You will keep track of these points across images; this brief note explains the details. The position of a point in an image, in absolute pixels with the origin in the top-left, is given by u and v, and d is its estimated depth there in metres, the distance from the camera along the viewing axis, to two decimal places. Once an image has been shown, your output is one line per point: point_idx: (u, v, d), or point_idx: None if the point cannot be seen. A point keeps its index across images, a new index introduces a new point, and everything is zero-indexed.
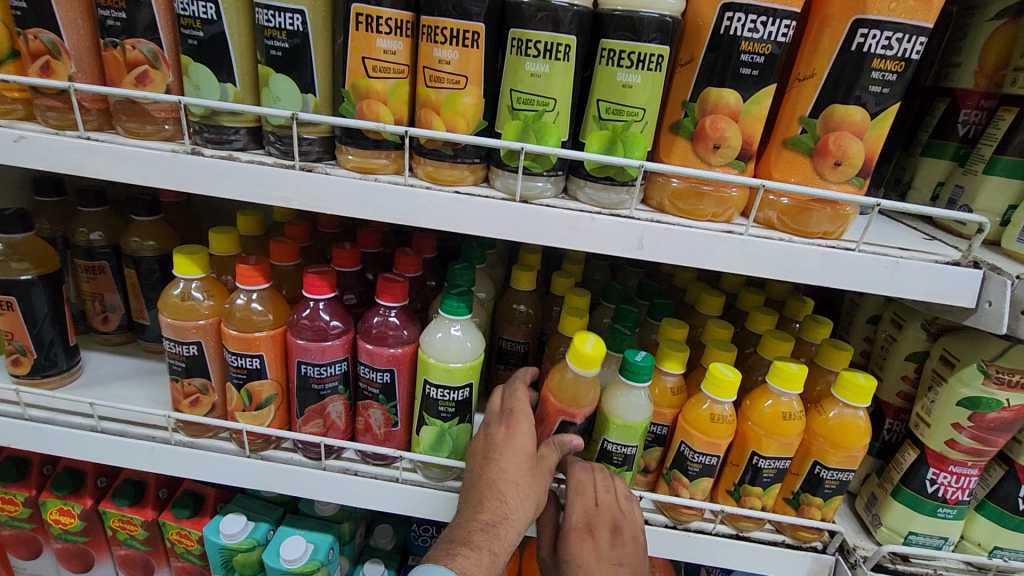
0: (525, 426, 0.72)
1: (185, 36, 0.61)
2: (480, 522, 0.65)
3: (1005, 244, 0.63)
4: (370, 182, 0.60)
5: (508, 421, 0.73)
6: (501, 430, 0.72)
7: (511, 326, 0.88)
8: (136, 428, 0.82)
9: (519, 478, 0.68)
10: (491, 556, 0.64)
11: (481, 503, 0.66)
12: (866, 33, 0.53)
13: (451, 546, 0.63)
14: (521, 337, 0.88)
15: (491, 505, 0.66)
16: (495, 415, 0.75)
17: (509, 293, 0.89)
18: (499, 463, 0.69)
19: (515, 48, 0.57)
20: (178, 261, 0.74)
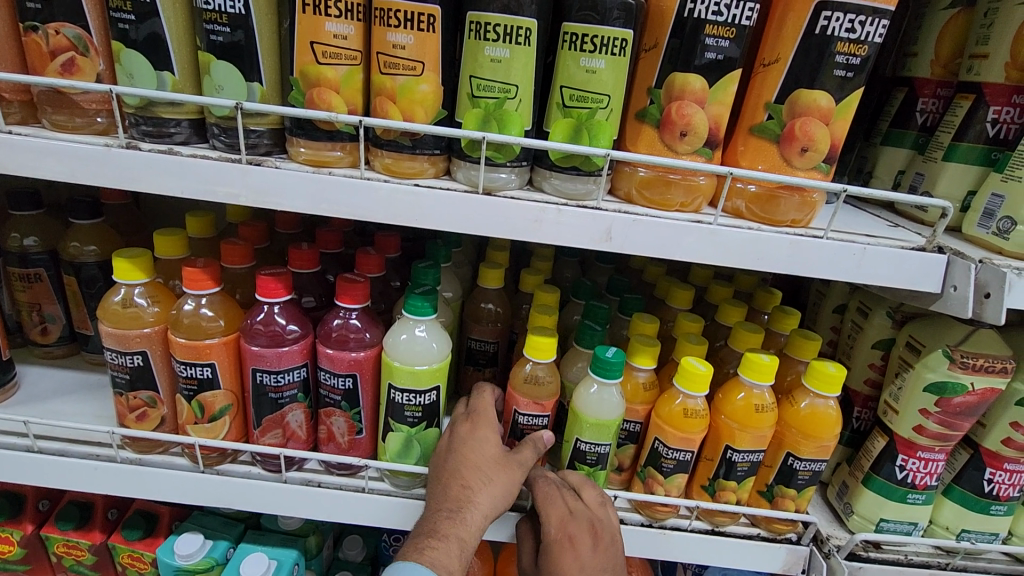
0: (487, 419, 0.72)
1: (114, 20, 0.56)
2: (444, 510, 0.64)
3: (966, 229, 0.64)
4: (323, 176, 0.57)
5: (471, 416, 0.73)
6: (464, 424, 0.72)
7: (480, 325, 0.85)
8: (77, 447, 0.76)
9: (483, 465, 0.67)
10: (459, 543, 0.63)
11: (445, 491, 0.66)
12: (829, 16, 0.53)
13: (420, 541, 0.63)
14: (489, 337, 0.85)
15: (454, 493, 0.65)
16: (461, 414, 0.74)
17: (477, 291, 0.86)
18: (462, 453, 0.68)
19: (474, 32, 0.55)
20: (118, 265, 0.68)
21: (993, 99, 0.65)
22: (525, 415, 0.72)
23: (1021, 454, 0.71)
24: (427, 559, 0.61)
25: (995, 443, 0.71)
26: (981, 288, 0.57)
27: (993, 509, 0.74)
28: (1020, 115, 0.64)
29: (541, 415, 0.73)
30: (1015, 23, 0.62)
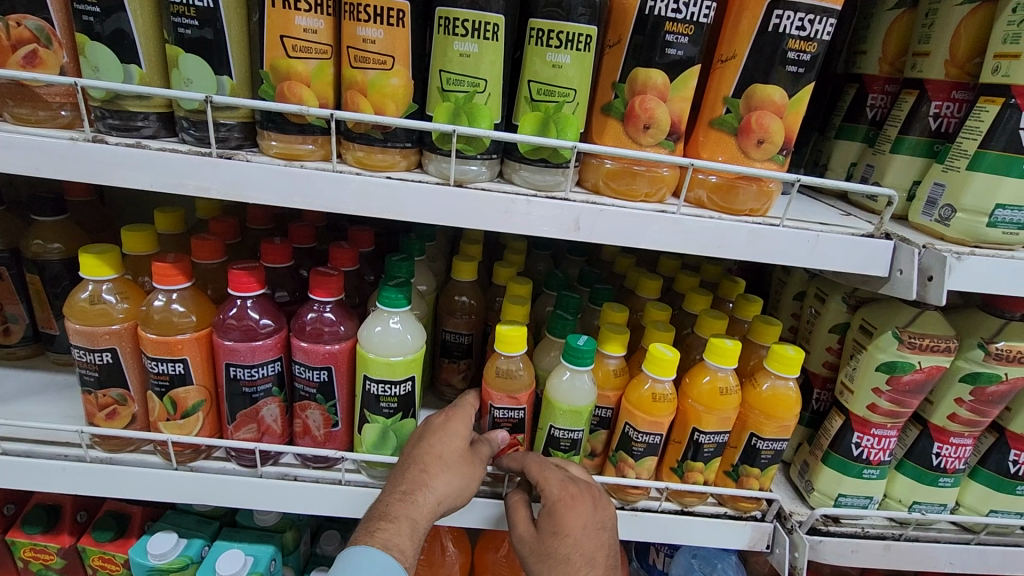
0: (463, 414, 0.73)
1: (78, 11, 0.55)
2: (398, 491, 0.66)
3: (912, 218, 0.68)
4: (296, 169, 0.58)
5: (447, 409, 0.74)
6: (440, 415, 0.73)
7: (454, 318, 0.87)
8: (45, 447, 0.75)
9: (446, 454, 0.69)
10: (410, 524, 0.64)
11: (402, 474, 0.67)
12: (780, 14, 0.55)
13: (372, 524, 0.64)
14: (463, 329, 0.87)
15: (411, 476, 0.66)
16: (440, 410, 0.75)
17: (451, 285, 0.87)
18: (428, 440, 0.70)
19: (443, 27, 0.56)
20: (85, 261, 0.67)
21: (934, 95, 0.69)
22: (501, 409, 0.74)
23: (965, 428, 0.76)
24: (378, 541, 0.62)
25: (942, 418, 0.76)
26: (925, 272, 0.61)
27: (941, 481, 0.79)
28: (960, 110, 0.68)
29: (517, 408, 0.74)
30: (953, 22, 0.66)
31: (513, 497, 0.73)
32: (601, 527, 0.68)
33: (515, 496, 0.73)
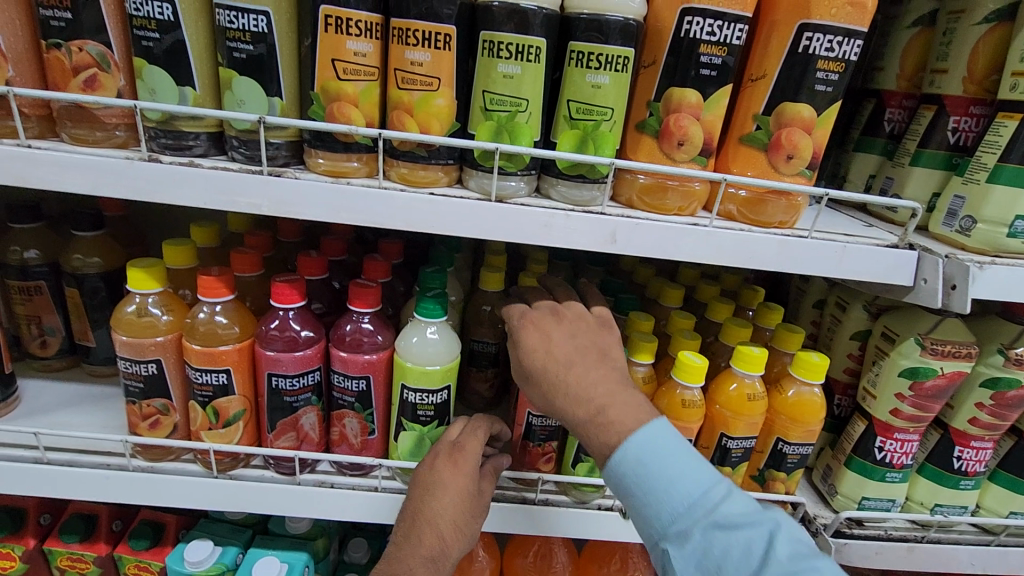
0: (470, 461, 0.71)
1: (138, 37, 0.58)
2: (419, 558, 0.67)
3: (932, 228, 0.70)
4: (343, 185, 0.60)
5: (453, 454, 0.71)
6: (445, 465, 0.70)
7: (483, 327, 0.89)
8: (87, 457, 0.76)
9: (459, 517, 0.69)
10: None
11: (420, 541, 0.67)
12: (810, 36, 0.58)
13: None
14: (491, 338, 0.89)
15: (430, 545, 0.67)
16: (444, 446, 0.72)
17: (478, 295, 0.89)
18: (438, 495, 0.69)
19: (487, 50, 0.58)
20: (133, 275, 0.69)
21: (953, 110, 0.71)
22: (538, 416, 0.77)
23: (986, 432, 0.78)
24: None
25: (963, 422, 0.78)
26: (948, 280, 0.63)
27: (962, 484, 0.81)
28: (977, 124, 0.71)
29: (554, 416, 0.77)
30: (971, 41, 0.69)
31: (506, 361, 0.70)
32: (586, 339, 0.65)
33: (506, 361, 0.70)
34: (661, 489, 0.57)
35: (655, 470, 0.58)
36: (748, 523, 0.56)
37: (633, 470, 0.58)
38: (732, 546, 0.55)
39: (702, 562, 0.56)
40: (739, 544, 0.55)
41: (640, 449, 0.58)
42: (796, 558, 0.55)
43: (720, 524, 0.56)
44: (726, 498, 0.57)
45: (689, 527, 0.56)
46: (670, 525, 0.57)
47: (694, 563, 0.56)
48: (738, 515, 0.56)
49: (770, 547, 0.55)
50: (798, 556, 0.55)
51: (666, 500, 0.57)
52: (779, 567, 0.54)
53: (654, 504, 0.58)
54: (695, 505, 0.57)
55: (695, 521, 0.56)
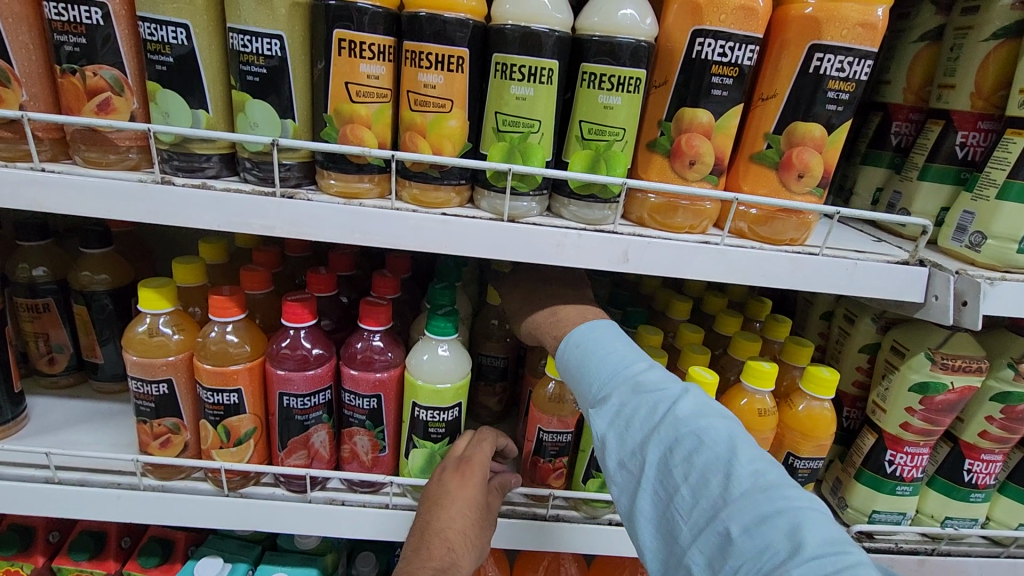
0: (478, 470, 0.71)
1: (152, 61, 0.58)
2: (430, 568, 0.62)
3: (942, 243, 0.70)
4: (356, 207, 0.60)
5: (461, 466, 0.71)
6: (454, 476, 0.70)
7: (491, 341, 0.89)
8: (97, 476, 0.76)
9: (467, 529, 0.67)
10: None
11: (429, 551, 0.64)
12: (821, 57, 0.58)
13: None
14: (498, 351, 0.89)
15: (440, 556, 0.64)
16: (452, 460, 0.72)
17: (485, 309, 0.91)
18: (450, 508, 0.67)
19: (500, 72, 0.58)
20: (145, 295, 0.69)
21: (960, 125, 0.72)
22: (549, 433, 0.77)
23: (996, 445, 0.78)
24: None
25: (973, 435, 0.78)
26: (959, 297, 0.63)
27: (973, 497, 0.81)
28: (985, 139, 0.71)
29: (565, 432, 0.77)
30: (978, 57, 0.69)
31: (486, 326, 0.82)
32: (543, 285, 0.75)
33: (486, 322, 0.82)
34: (589, 361, 0.61)
35: (587, 347, 0.62)
36: (659, 388, 0.57)
37: (575, 356, 0.63)
38: (640, 403, 0.56)
39: (618, 422, 0.57)
40: (647, 404, 0.56)
41: (580, 338, 0.63)
42: (699, 413, 0.54)
43: (638, 387, 0.57)
44: (646, 368, 0.59)
45: (609, 389, 0.58)
46: (594, 392, 0.59)
47: (609, 420, 0.57)
48: (656, 381, 0.57)
49: (675, 402, 0.55)
50: (701, 412, 0.54)
51: (593, 371, 0.60)
52: (678, 420, 0.53)
53: (582, 376, 0.61)
54: (617, 373, 0.59)
55: (614, 384, 0.58)
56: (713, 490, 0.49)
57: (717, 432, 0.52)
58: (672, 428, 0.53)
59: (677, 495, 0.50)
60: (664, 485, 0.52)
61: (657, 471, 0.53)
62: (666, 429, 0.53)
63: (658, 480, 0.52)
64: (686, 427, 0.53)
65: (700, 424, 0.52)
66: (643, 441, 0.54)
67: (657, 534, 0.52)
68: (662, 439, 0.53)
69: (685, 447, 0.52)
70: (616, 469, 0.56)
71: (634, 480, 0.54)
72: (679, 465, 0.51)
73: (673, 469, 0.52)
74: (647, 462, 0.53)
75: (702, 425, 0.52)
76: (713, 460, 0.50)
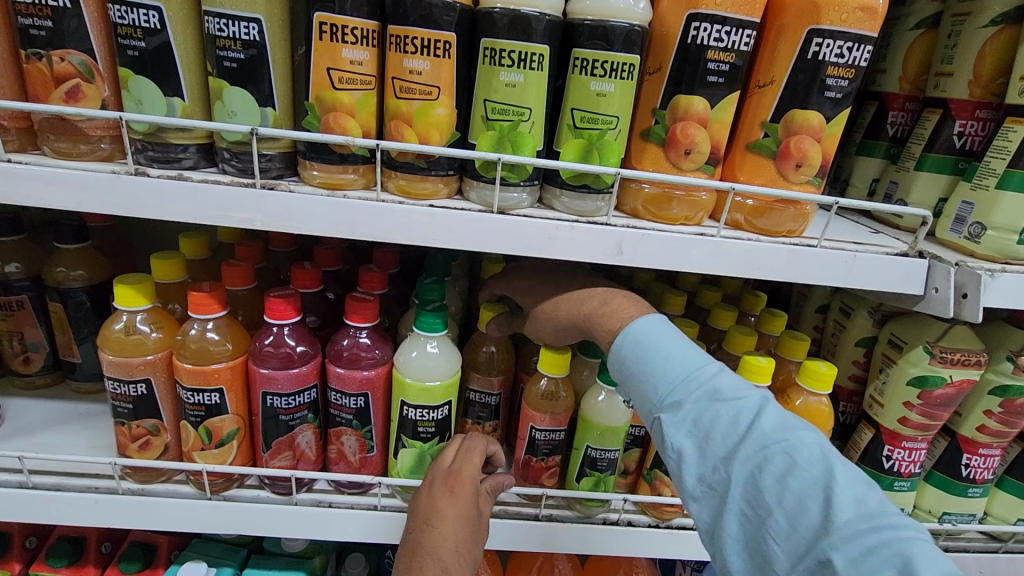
0: (467, 480, 0.68)
1: (123, 46, 0.55)
2: None
3: (940, 234, 0.69)
4: (340, 199, 0.57)
5: (449, 479, 0.68)
6: (441, 491, 0.67)
7: (481, 375, 0.80)
8: (74, 480, 0.74)
9: (458, 545, 0.65)
10: None
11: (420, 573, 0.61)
12: (820, 42, 0.56)
13: None
14: (489, 387, 0.80)
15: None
16: (440, 472, 0.69)
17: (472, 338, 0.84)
18: (438, 525, 0.65)
19: (488, 58, 0.56)
20: (120, 292, 0.67)
21: (958, 114, 0.70)
22: (542, 431, 0.75)
23: (994, 439, 0.77)
24: None
25: (971, 429, 0.77)
26: (959, 289, 0.62)
27: (970, 492, 0.80)
28: (983, 128, 0.70)
29: (557, 430, 0.75)
30: (977, 44, 0.68)
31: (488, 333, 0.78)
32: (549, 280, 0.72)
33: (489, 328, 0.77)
34: (654, 361, 0.58)
35: (650, 346, 0.58)
36: (738, 396, 0.54)
37: (634, 352, 0.59)
38: (720, 414, 0.53)
39: (695, 431, 0.54)
40: (727, 414, 0.53)
41: (639, 332, 0.59)
42: (786, 429, 0.52)
43: (715, 395, 0.54)
44: (718, 372, 0.56)
45: (682, 396, 0.55)
46: (663, 398, 0.56)
47: (686, 430, 0.54)
48: (734, 388, 0.55)
49: (758, 415, 0.53)
50: (788, 427, 0.52)
51: (659, 374, 0.57)
52: (765, 436, 0.51)
53: (648, 379, 0.58)
54: (688, 377, 0.56)
55: (688, 390, 0.55)
56: (813, 515, 0.47)
57: (808, 451, 0.50)
58: (759, 445, 0.51)
59: (771, 519, 0.49)
60: (753, 505, 0.50)
61: (744, 490, 0.50)
62: (752, 445, 0.51)
63: (746, 500, 0.50)
64: (775, 444, 0.51)
65: (789, 442, 0.50)
66: (726, 457, 0.52)
67: (747, 556, 0.50)
68: (749, 457, 0.51)
69: (775, 467, 0.50)
70: (693, 484, 0.53)
71: (719, 497, 0.52)
72: (772, 487, 0.49)
73: (763, 489, 0.49)
74: (733, 480, 0.51)
75: (792, 442, 0.50)
76: (810, 483, 0.48)
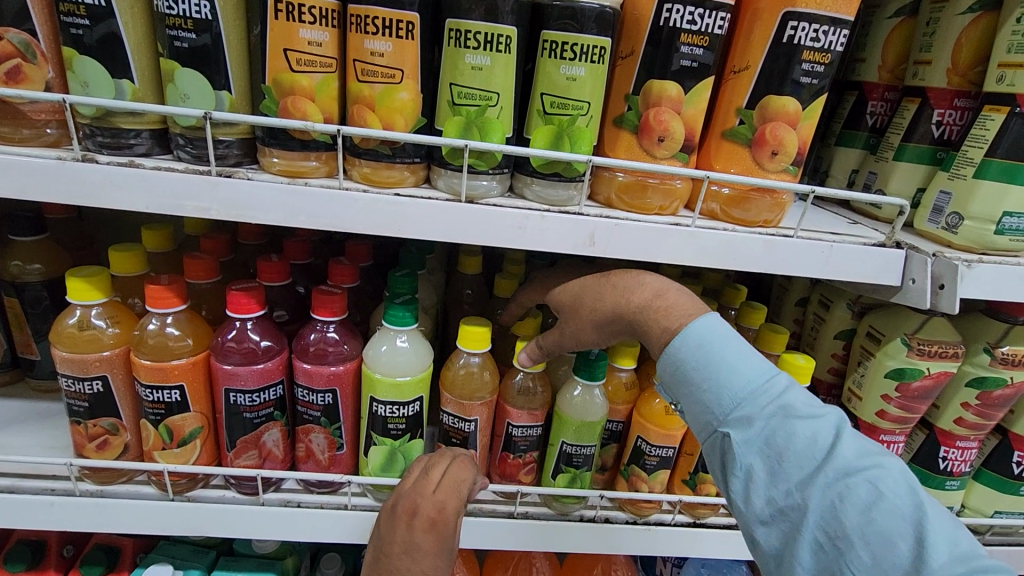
0: (455, 509, 0.64)
1: (66, 24, 0.52)
2: None
3: (918, 224, 0.68)
4: (300, 186, 0.55)
5: (434, 511, 0.63)
6: (421, 523, 0.62)
7: (457, 399, 0.71)
8: (29, 481, 0.71)
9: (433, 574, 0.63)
10: None
11: None
12: (795, 25, 0.55)
13: None
14: (465, 412, 0.71)
15: None
16: (426, 498, 0.63)
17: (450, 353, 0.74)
18: (418, 557, 0.62)
19: (454, 40, 0.54)
20: (72, 285, 0.64)
21: (937, 103, 0.70)
22: (518, 427, 0.73)
23: (971, 432, 0.76)
24: None
25: (948, 422, 0.76)
26: (936, 279, 0.61)
27: (948, 484, 0.80)
28: (961, 117, 0.69)
29: (534, 425, 0.74)
30: (955, 31, 0.67)
31: (520, 361, 0.70)
32: (580, 279, 0.66)
33: (521, 356, 0.70)
34: (721, 371, 0.56)
35: (717, 355, 0.56)
36: (813, 414, 0.54)
37: (694, 357, 0.57)
38: (797, 435, 0.53)
39: (768, 449, 0.54)
40: (804, 434, 0.53)
41: (701, 335, 0.57)
42: (864, 455, 0.52)
43: (790, 412, 0.54)
44: (791, 389, 0.55)
45: (755, 412, 0.54)
46: (730, 412, 0.55)
47: (758, 449, 0.54)
48: (809, 407, 0.54)
49: (838, 439, 0.53)
50: (866, 453, 0.53)
51: (726, 384, 0.55)
52: (847, 462, 0.51)
53: (714, 390, 0.56)
54: (761, 392, 0.55)
55: (761, 407, 0.54)
56: (900, 551, 0.48)
57: (891, 480, 0.51)
58: (841, 472, 0.51)
59: (852, 552, 0.49)
60: (830, 533, 0.51)
61: (821, 516, 0.51)
62: (834, 473, 0.51)
63: (822, 528, 0.51)
64: (857, 472, 0.51)
65: (871, 470, 0.51)
66: (803, 481, 0.52)
67: None
68: (829, 484, 0.51)
69: (858, 496, 0.50)
70: (764, 505, 0.53)
71: (793, 523, 0.52)
72: (856, 518, 0.50)
73: (844, 518, 0.50)
74: (812, 507, 0.51)
75: (874, 471, 0.51)
76: (895, 517, 0.49)
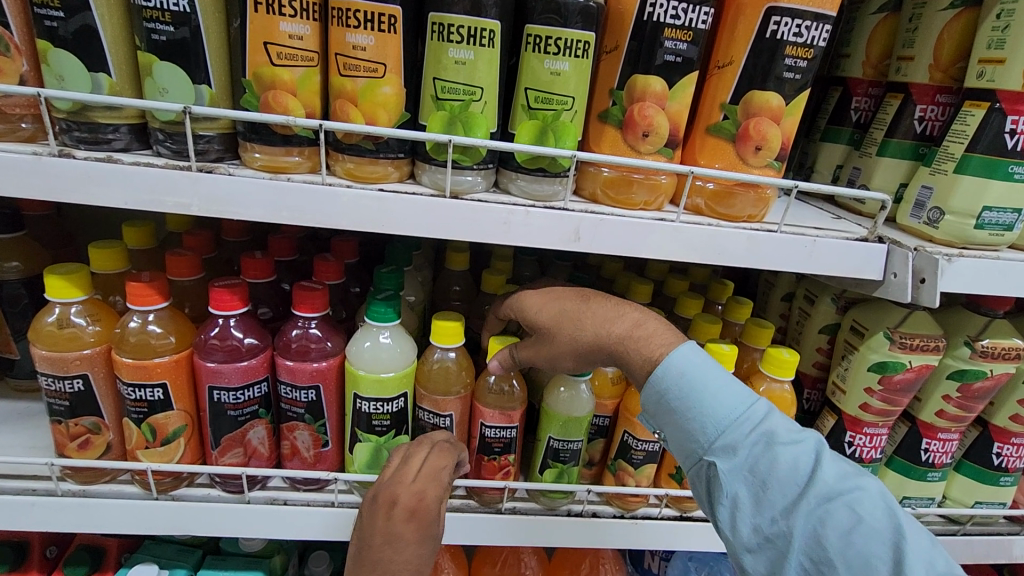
0: (436, 496, 0.63)
1: (40, 17, 0.51)
2: None
3: (900, 219, 0.69)
4: (283, 181, 0.54)
5: (414, 499, 0.62)
6: (403, 513, 0.61)
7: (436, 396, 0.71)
8: (9, 482, 0.70)
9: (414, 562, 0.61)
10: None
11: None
12: (778, 20, 0.55)
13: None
14: (440, 408, 0.71)
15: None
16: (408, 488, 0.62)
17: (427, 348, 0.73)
18: (400, 546, 0.61)
19: (436, 34, 0.54)
20: (51, 283, 0.63)
21: (919, 98, 0.70)
22: (492, 428, 0.73)
23: (952, 424, 0.77)
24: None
25: (930, 415, 0.77)
26: (917, 273, 0.61)
27: (930, 476, 0.81)
28: (943, 113, 0.70)
29: (509, 427, 0.73)
30: (937, 27, 0.67)
31: (490, 369, 0.67)
32: (561, 292, 0.64)
33: (493, 364, 0.67)
34: (704, 401, 0.56)
35: (699, 384, 0.57)
36: (795, 440, 0.55)
37: (677, 386, 0.57)
38: (780, 462, 0.54)
39: (753, 477, 0.54)
40: (786, 461, 0.54)
41: (683, 364, 0.57)
42: (845, 478, 0.53)
43: (772, 440, 0.54)
44: (771, 416, 0.56)
45: (738, 440, 0.55)
46: (715, 441, 0.56)
47: (742, 477, 0.55)
48: (791, 433, 0.55)
49: (818, 464, 0.54)
50: (847, 477, 0.54)
51: (709, 413, 0.56)
52: (829, 487, 0.52)
53: (697, 418, 0.57)
54: (743, 420, 0.55)
55: (743, 435, 0.55)
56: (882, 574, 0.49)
57: (871, 503, 0.52)
58: (822, 497, 0.52)
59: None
60: (814, 558, 0.51)
61: (805, 541, 0.52)
62: (816, 498, 0.52)
63: (807, 553, 0.52)
64: (839, 497, 0.52)
65: (851, 494, 0.52)
66: (787, 507, 0.53)
67: None
68: (813, 509, 0.52)
69: (841, 520, 0.51)
70: (750, 532, 0.54)
71: (779, 549, 0.53)
72: (838, 543, 0.51)
73: (828, 543, 0.51)
74: (797, 532, 0.52)
75: (855, 495, 0.52)
76: (875, 540, 0.50)
